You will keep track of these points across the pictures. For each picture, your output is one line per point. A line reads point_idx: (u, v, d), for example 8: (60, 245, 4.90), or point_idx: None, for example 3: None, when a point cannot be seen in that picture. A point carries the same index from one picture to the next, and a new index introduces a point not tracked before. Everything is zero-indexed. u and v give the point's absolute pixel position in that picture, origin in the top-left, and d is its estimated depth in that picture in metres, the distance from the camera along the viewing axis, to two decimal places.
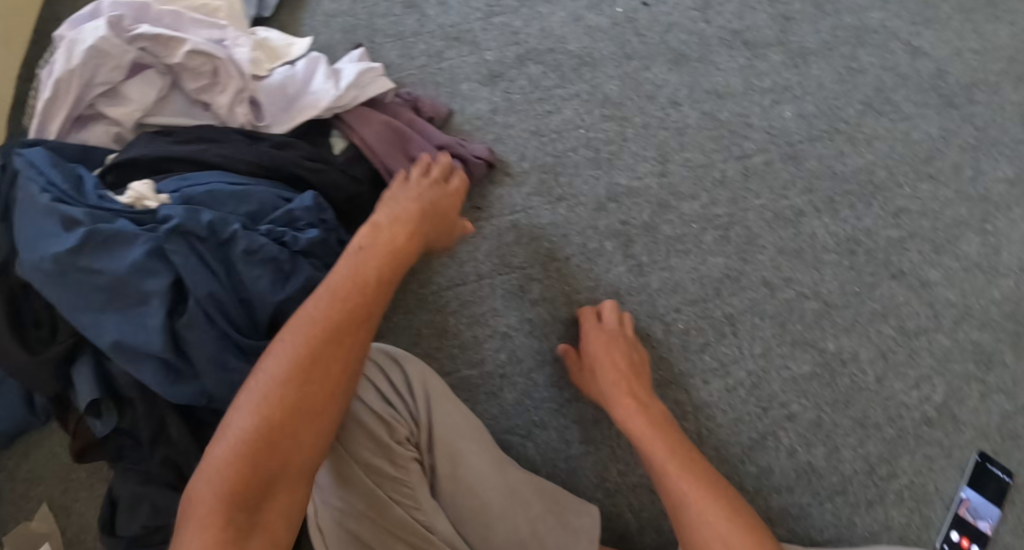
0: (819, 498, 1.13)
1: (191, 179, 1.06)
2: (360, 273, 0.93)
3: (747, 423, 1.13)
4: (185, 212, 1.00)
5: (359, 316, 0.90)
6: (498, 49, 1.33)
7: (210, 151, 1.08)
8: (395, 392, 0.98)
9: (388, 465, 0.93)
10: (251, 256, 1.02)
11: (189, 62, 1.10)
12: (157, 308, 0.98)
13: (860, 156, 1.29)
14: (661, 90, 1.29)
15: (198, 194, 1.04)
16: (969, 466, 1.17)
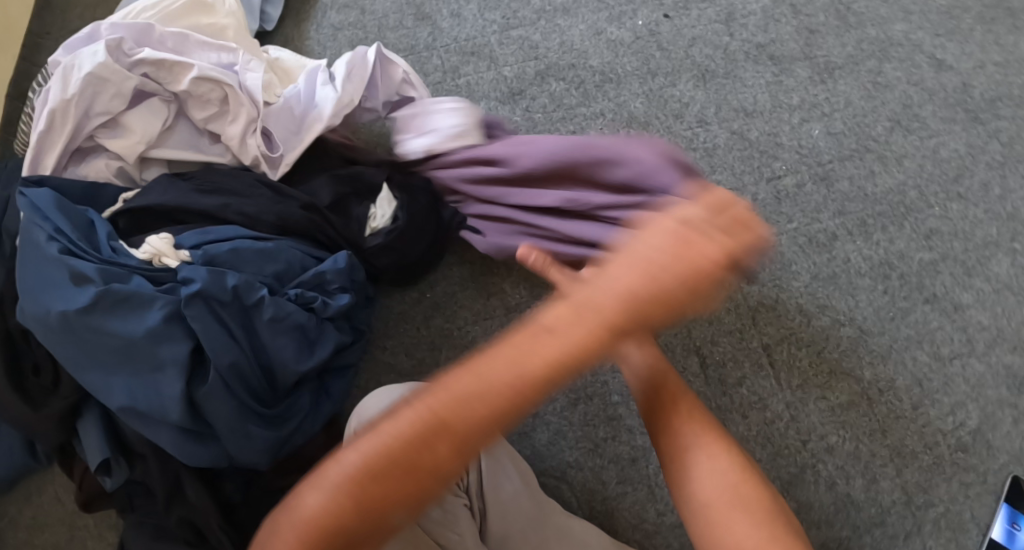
0: (858, 530, 1.10)
1: (214, 235, 1.03)
2: (497, 372, 0.71)
3: (785, 457, 1.10)
4: (208, 275, 0.97)
5: (513, 395, 0.70)
6: (517, 64, 1.27)
7: (232, 207, 1.05)
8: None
9: (439, 512, 0.86)
10: (276, 324, 0.99)
11: (196, 87, 1.08)
12: (173, 377, 0.95)
13: (890, 176, 1.26)
14: (688, 107, 1.24)
15: (221, 254, 1.00)
16: (1004, 490, 1.15)
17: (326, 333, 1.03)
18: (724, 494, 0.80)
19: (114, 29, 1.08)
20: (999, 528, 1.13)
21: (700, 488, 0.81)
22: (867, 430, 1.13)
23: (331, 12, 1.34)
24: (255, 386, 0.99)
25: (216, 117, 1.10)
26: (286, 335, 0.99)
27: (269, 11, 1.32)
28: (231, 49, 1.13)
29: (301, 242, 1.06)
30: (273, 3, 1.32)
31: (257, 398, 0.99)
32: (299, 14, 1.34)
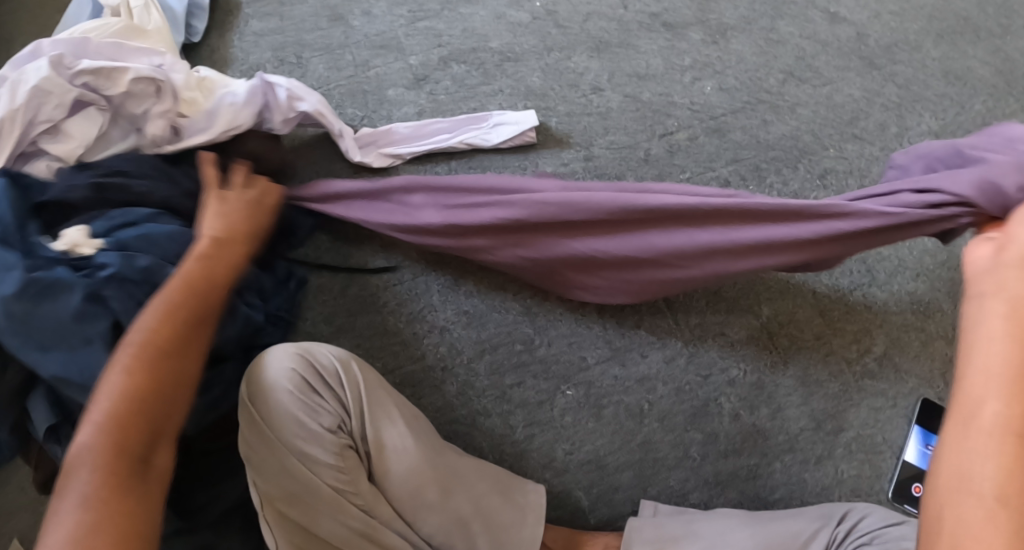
0: (767, 458, 1.13)
1: (131, 224, 1.05)
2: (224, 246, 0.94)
3: (688, 393, 1.14)
4: (125, 259, 1.00)
5: (222, 276, 0.91)
6: (422, 52, 1.36)
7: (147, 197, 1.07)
8: (327, 382, 0.98)
9: (322, 453, 0.95)
10: None
11: (134, 87, 1.11)
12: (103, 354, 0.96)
13: (784, 123, 1.32)
14: (583, 77, 1.32)
15: (138, 241, 1.03)
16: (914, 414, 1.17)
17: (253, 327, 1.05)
18: (997, 478, 0.69)
19: (52, 46, 1.10)
20: (914, 449, 1.15)
21: (976, 468, 0.70)
22: (768, 361, 1.16)
23: (252, 21, 1.44)
24: None
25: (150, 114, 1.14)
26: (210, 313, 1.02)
27: (195, 25, 1.41)
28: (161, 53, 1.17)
29: None
30: (199, 17, 1.41)
31: None
32: (223, 26, 1.44)
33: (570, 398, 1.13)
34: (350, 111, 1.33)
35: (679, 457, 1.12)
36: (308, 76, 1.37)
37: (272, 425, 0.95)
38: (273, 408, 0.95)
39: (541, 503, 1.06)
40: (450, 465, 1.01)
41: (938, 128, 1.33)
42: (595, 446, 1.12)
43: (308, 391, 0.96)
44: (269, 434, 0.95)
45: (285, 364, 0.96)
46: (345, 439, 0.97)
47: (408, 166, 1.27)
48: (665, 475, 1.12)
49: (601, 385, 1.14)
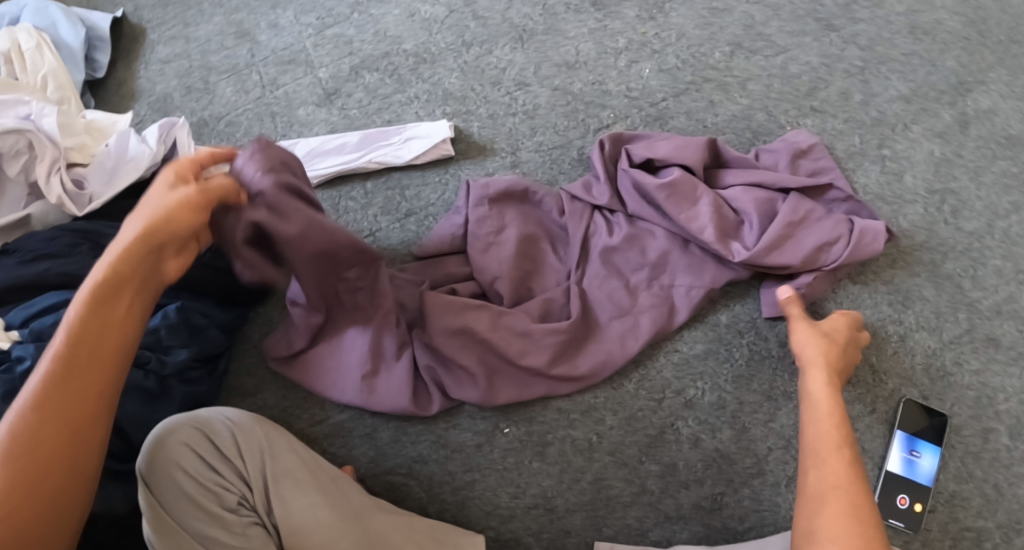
0: (733, 485, 1.03)
1: (37, 305, 0.96)
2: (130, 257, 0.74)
3: (641, 420, 1.04)
4: (38, 350, 0.92)
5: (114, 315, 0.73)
6: (332, 63, 1.24)
7: (52, 271, 0.98)
8: (223, 455, 0.93)
9: (222, 535, 0.89)
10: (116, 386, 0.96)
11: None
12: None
13: (733, 103, 1.19)
14: (506, 73, 1.20)
15: (46, 327, 0.94)
16: (898, 412, 1.08)
17: (170, 390, 1.00)
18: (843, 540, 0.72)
19: None
20: (898, 457, 1.07)
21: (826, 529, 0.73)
22: (729, 377, 1.06)
23: (156, 45, 1.30)
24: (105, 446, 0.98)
25: (28, 168, 1.06)
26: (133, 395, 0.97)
27: (98, 58, 1.27)
28: (26, 102, 1.07)
29: None
30: (102, 50, 1.27)
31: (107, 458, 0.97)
32: (127, 55, 1.30)
33: (510, 437, 1.04)
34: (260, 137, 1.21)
35: (634, 492, 1.03)
36: (215, 103, 1.24)
37: (165, 507, 0.89)
38: (163, 490, 0.89)
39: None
40: (370, 528, 0.95)
41: (907, 92, 1.21)
42: (541, 488, 1.03)
43: (204, 472, 0.91)
44: (166, 516, 0.89)
45: (177, 439, 0.91)
46: (248, 515, 0.92)
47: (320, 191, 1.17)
48: (620, 514, 1.02)
49: (542, 419, 1.04)
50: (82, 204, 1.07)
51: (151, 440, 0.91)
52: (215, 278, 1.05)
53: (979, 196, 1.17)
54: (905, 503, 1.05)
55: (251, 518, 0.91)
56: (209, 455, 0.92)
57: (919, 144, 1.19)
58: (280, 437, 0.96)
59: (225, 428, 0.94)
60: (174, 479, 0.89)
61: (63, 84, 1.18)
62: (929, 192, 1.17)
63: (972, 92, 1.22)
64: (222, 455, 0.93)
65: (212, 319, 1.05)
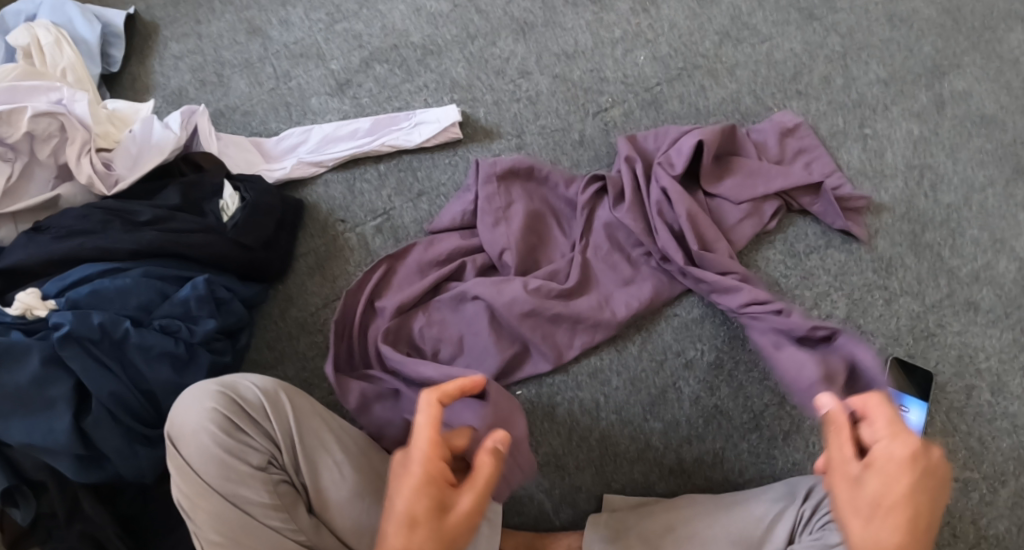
0: (733, 439, 1.09)
1: (71, 277, 1.04)
2: None
3: (644, 381, 1.11)
4: (75, 316, 1.00)
5: None
6: (342, 56, 1.30)
7: (86, 245, 1.06)
8: (251, 417, 0.96)
9: (253, 494, 0.92)
10: (148, 352, 1.03)
11: (34, 126, 1.09)
12: (63, 410, 0.99)
13: (723, 87, 1.27)
14: (508, 62, 1.28)
15: (83, 296, 1.02)
16: (886, 371, 1.15)
17: (198, 356, 1.06)
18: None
19: None
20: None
21: None
22: (727, 338, 1.12)
23: (170, 41, 1.36)
24: (139, 411, 1.04)
25: (58, 150, 1.12)
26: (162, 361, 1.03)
27: (114, 54, 1.33)
28: (58, 88, 1.12)
29: (161, 276, 1.07)
30: (117, 46, 1.33)
31: (140, 422, 1.04)
32: (141, 51, 1.36)
33: (522, 398, 1.11)
34: (274, 125, 1.28)
35: (640, 449, 1.09)
36: (230, 95, 1.31)
37: (197, 471, 0.93)
38: (194, 452, 0.93)
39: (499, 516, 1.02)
40: (393, 486, 1.00)
41: (885, 76, 1.29)
42: (552, 447, 1.09)
43: (231, 436, 0.94)
44: (199, 478, 0.93)
45: (205, 404, 0.95)
46: (277, 474, 0.95)
47: (334, 174, 1.23)
48: (627, 469, 1.09)
49: (552, 382, 1.11)
50: (110, 184, 1.14)
51: (181, 408, 0.95)
52: (238, 253, 1.11)
53: (956, 171, 1.25)
54: None
55: (278, 475, 0.95)
56: (235, 419, 0.95)
57: (899, 124, 1.27)
58: (304, 400, 0.99)
59: (247, 392, 0.97)
60: (203, 444, 0.93)
61: (82, 77, 1.24)
62: (909, 167, 1.25)
63: (947, 76, 1.30)
64: (251, 417, 0.96)
65: (236, 293, 1.11)
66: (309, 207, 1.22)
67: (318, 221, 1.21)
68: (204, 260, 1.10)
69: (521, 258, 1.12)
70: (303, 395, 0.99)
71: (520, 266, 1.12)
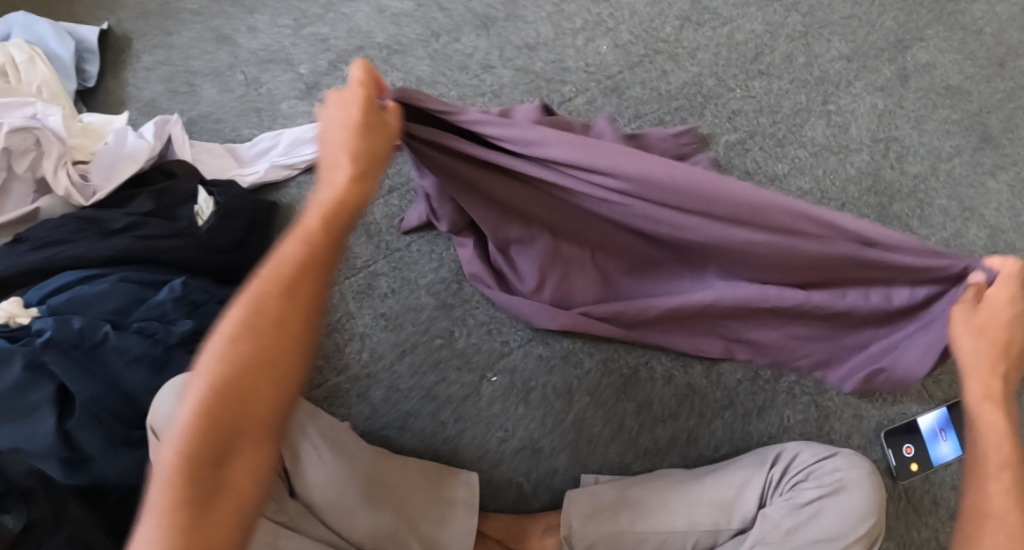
0: (706, 417, 1.11)
1: (51, 285, 1.07)
2: (284, 320, 0.83)
3: (616, 361, 1.13)
4: (55, 322, 1.03)
5: (293, 330, 0.83)
6: (310, 60, 1.33)
7: (62, 254, 1.08)
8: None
9: None
10: (125, 356, 1.05)
11: (9, 142, 1.12)
12: (46, 415, 1.01)
13: (684, 71, 1.29)
14: (472, 57, 1.30)
15: (60, 303, 1.05)
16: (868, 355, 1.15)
17: (175, 358, 1.07)
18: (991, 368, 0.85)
19: None
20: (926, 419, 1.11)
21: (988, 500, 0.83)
22: None
23: (142, 53, 1.39)
24: (120, 414, 1.06)
25: (35, 164, 1.15)
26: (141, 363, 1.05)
27: (88, 70, 1.36)
28: (32, 103, 1.15)
29: (138, 281, 1.09)
30: (91, 61, 1.36)
31: (122, 424, 1.06)
32: (114, 65, 1.38)
33: (496, 385, 1.13)
34: (246, 131, 1.31)
35: (614, 429, 1.11)
36: (202, 103, 1.33)
37: None
38: (176, 437, 0.94)
39: (475, 493, 1.07)
40: (374, 467, 1.02)
41: (848, 51, 1.30)
42: (528, 431, 1.12)
43: None
44: None
45: (186, 391, 0.97)
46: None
47: (305, 175, 1.27)
48: (602, 450, 1.11)
49: (524, 368, 1.13)
50: (87, 195, 1.17)
51: (161, 397, 0.97)
52: (211, 256, 1.13)
53: (923, 142, 1.25)
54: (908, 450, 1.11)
55: (262, 459, 0.97)
56: None
57: (863, 99, 1.28)
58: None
59: None
60: (186, 430, 0.94)
61: (56, 92, 1.26)
62: (874, 140, 1.26)
63: (911, 48, 1.30)
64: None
65: (212, 295, 1.12)
66: (282, 209, 1.25)
67: (292, 220, 1.24)
68: (178, 264, 1.12)
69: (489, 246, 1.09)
70: None
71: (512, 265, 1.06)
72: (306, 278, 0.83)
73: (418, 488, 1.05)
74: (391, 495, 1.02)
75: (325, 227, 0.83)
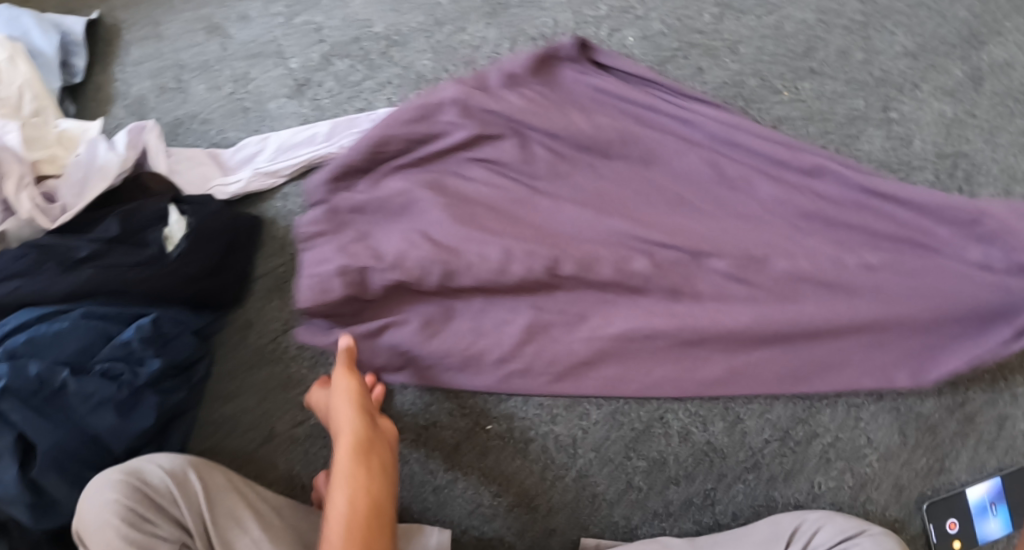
0: (726, 479, 1.01)
1: (7, 323, 0.97)
2: (375, 497, 0.83)
3: (626, 414, 1.01)
4: (11, 369, 0.94)
5: (381, 509, 0.83)
6: (301, 53, 1.20)
7: (21, 289, 0.98)
8: (159, 503, 0.90)
9: None
10: (90, 402, 0.97)
11: None
12: (8, 463, 0.94)
13: (723, 68, 1.12)
14: (479, 50, 1.16)
15: (18, 345, 0.96)
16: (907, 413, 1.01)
17: (146, 401, 1.00)
18: None
19: None
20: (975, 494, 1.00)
21: None
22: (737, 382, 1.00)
23: (128, 43, 1.27)
24: (89, 458, 0.99)
25: None
26: (106, 410, 0.97)
27: (75, 63, 1.24)
28: None
29: (101, 319, 0.99)
30: (78, 54, 1.24)
31: (92, 469, 0.99)
32: (104, 57, 1.27)
33: (492, 434, 1.02)
34: (232, 134, 1.19)
35: (620, 489, 1.01)
36: (190, 101, 1.21)
37: None
38: (100, 548, 0.86)
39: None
40: None
41: (913, 47, 1.11)
42: (524, 486, 1.02)
43: (137, 535, 0.87)
44: None
45: (108, 496, 0.88)
46: None
47: (292, 184, 1.15)
48: (605, 512, 1.01)
49: (523, 416, 1.02)
50: (53, 216, 1.06)
51: (83, 502, 0.88)
52: (182, 286, 1.03)
53: (995, 159, 1.07)
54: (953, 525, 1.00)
55: None
56: (143, 512, 0.88)
57: (928, 105, 1.09)
58: (214, 474, 0.95)
59: (148, 476, 0.91)
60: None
61: (40, 94, 1.14)
62: (939, 156, 1.08)
63: (986, 45, 1.11)
64: (159, 504, 0.90)
65: (185, 325, 1.03)
66: (266, 223, 1.14)
67: (275, 238, 1.13)
68: (148, 295, 1.02)
69: (432, 250, 0.98)
70: (213, 470, 0.95)
71: (563, 322, 0.99)
72: (371, 444, 0.87)
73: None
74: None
75: (360, 431, 0.88)
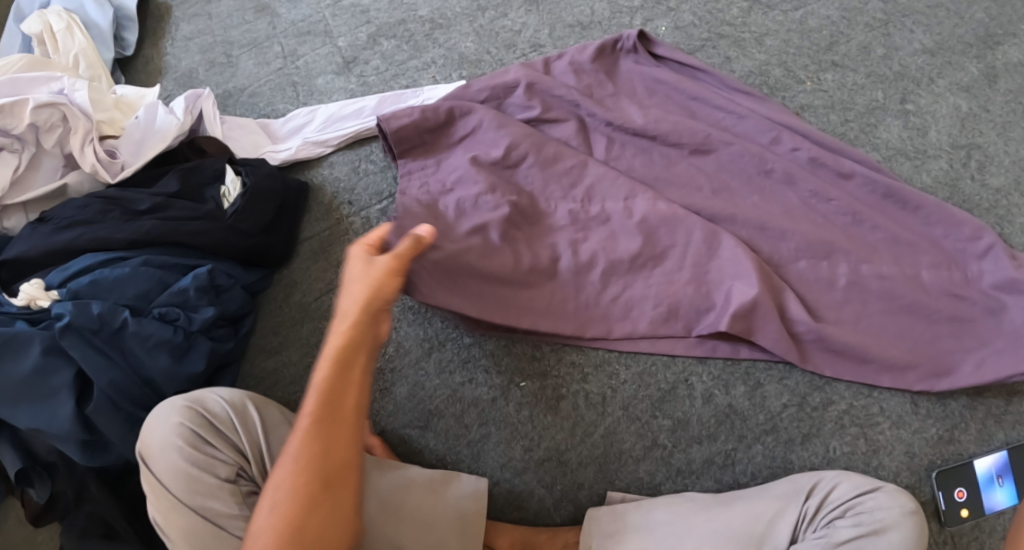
0: (745, 441, 1.06)
1: (74, 267, 1.03)
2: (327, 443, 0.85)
3: (653, 375, 1.08)
4: (75, 308, 1.00)
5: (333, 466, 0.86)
6: (349, 32, 1.27)
7: (86, 236, 1.04)
8: (217, 429, 0.99)
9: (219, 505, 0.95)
10: (146, 342, 1.01)
11: (35, 118, 1.07)
12: (66, 397, 1.00)
13: (750, 58, 1.19)
14: (520, 35, 1.23)
15: (83, 286, 1.01)
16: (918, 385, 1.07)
17: (199, 346, 1.05)
18: None
19: None
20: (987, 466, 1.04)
21: None
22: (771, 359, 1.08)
23: (181, 22, 1.34)
24: (140, 399, 1.04)
25: (63, 140, 1.11)
26: (160, 353, 1.02)
27: (127, 38, 1.31)
28: (58, 78, 1.11)
29: (159, 267, 1.05)
30: (129, 29, 1.31)
31: (143, 409, 1.04)
32: (154, 32, 1.34)
33: (525, 392, 1.08)
34: (281, 107, 1.25)
35: (646, 445, 1.07)
36: (239, 76, 1.28)
37: (167, 486, 0.96)
38: (163, 467, 0.96)
39: (480, 508, 1.03)
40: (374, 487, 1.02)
41: (931, 44, 1.18)
42: (554, 441, 1.07)
43: (194, 452, 0.96)
44: (168, 494, 0.96)
45: (172, 419, 0.97)
46: (247, 485, 0.99)
47: (339, 154, 1.21)
48: (632, 468, 1.06)
49: (556, 374, 1.08)
50: (114, 172, 1.12)
51: (151, 424, 0.97)
52: (237, 240, 1.09)
53: (1009, 151, 1.13)
54: (962, 495, 1.04)
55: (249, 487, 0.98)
56: (202, 434, 0.97)
57: (945, 99, 1.16)
58: (269, 408, 1.03)
59: (204, 402, 0.99)
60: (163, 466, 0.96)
61: (94, 63, 1.22)
62: (953, 147, 1.14)
63: (1002, 45, 1.17)
64: (217, 430, 0.99)
65: (237, 280, 1.10)
66: (314, 190, 1.20)
67: (322, 203, 1.19)
68: (204, 248, 1.08)
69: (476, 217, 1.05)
70: (268, 405, 1.03)
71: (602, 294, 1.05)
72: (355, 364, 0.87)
73: (419, 508, 1.02)
74: (387, 522, 1.02)
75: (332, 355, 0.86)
